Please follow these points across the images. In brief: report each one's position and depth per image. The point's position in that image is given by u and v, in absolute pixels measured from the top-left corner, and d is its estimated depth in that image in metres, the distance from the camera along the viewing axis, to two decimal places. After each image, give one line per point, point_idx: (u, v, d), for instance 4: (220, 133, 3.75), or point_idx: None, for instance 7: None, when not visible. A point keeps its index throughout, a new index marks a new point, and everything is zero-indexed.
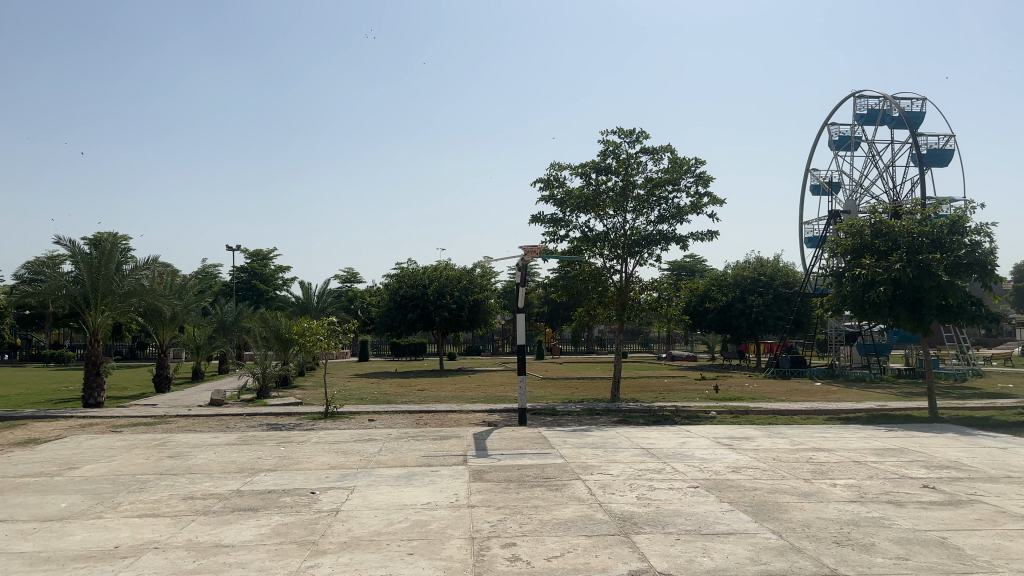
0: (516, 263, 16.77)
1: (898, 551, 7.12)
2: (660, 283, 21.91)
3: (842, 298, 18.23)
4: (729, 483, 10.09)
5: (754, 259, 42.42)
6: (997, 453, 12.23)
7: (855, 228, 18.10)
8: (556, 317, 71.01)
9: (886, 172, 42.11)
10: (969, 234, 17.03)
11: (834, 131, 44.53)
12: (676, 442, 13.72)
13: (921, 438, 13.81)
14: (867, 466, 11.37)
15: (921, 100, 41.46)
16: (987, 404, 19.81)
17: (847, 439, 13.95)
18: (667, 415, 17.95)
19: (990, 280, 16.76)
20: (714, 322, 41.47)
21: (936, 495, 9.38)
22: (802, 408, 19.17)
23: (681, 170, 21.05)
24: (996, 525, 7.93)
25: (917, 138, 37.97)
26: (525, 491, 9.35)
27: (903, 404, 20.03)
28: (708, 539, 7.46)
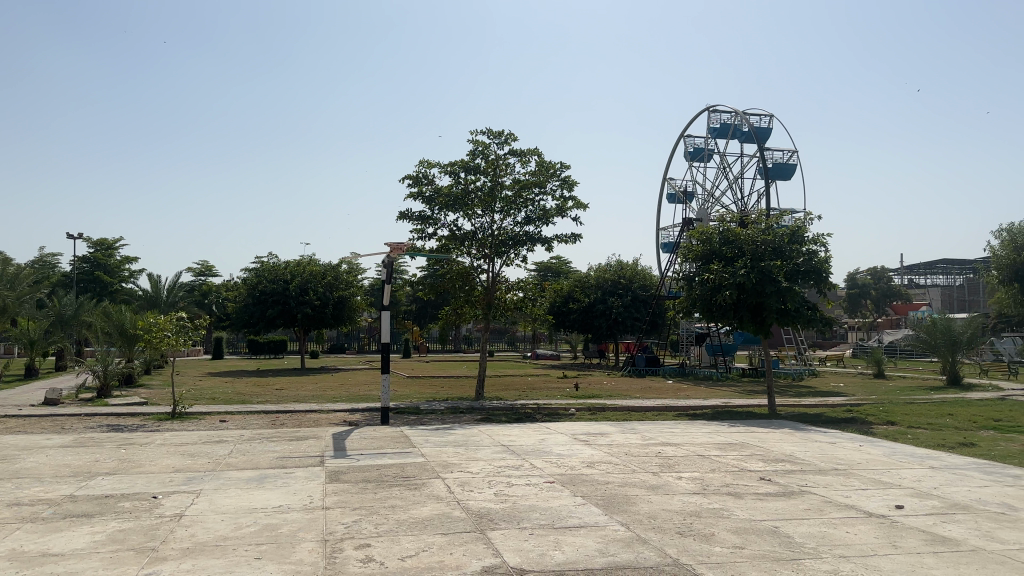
0: (382, 260, 16.52)
1: (734, 540, 7.60)
2: (526, 283, 22.28)
3: (692, 300, 19.19)
4: (583, 478, 10.40)
5: (615, 262, 43.97)
6: (826, 447, 13.30)
7: (705, 235, 19.18)
8: (423, 315, 70.83)
9: (735, 184, 44.84)
10: (806, 244, 18.44)
11: (689, 142, 46.93)
12: (535, 439, 14.02)
13: (760, 433, 14.78)
14: (710, 460, 12.07)
15: (767, 117, 44.51)
16: (818, 402, 21.46)
17: (693, 434, 14.74)
18: (528, 413, 18.30)
19: (824, 287, 18.21)
20: (576, 323, 42.72)
21: (772, 487, 10.10)
22: (654, 405, 20.08)
23: (548, 174, 21.51)
24: (822, 514, 8.64)
25: (764, 152, 40.58)
26: (382, 491, 9.28)
27: (744, 401, 21.44)
28: (561, 532, 7.69)
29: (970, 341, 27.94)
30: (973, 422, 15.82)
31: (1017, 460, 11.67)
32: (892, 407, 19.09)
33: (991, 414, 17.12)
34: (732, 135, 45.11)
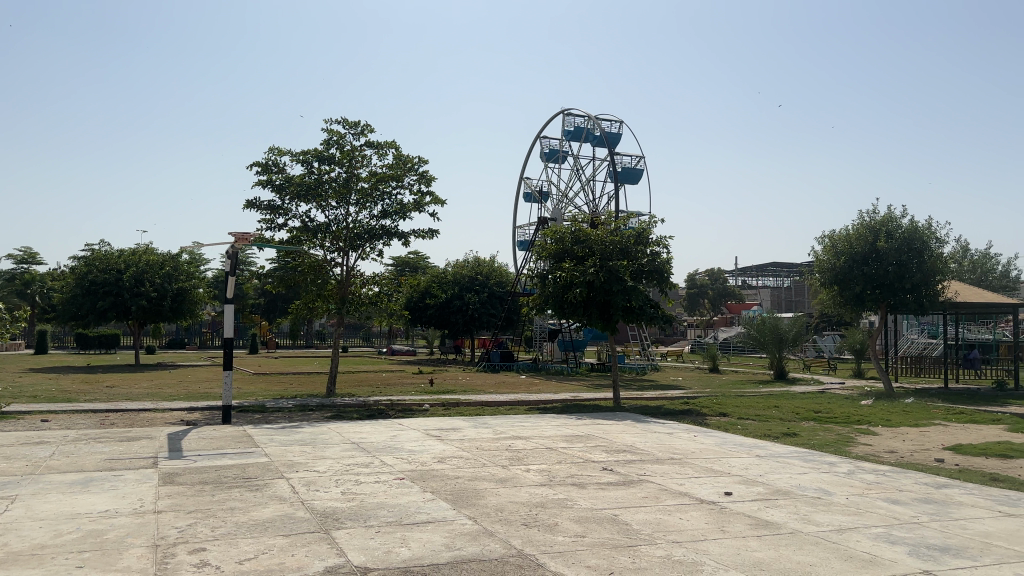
0: (226, 250, 15.76)
1: (577, 529, 7.87)
2: (382, 278, 21.98)
3: (544, 297, 19.66)
4: (433, 474, 10.42)
5: (471, 258, 44.29)
6: (665, 438, 14.04)
7: (558, 234, 19.70)
8: (272, 309, 68.30)
9: (587, 186, 46.29)
10: (651, 245, 19.34)
11: (545, 143, 48.00)
12: (386, 435, 13.88)
13: (605, 426, 15.38)
14: (557, 452, 12.43)
15: (618, 123, 46.31)
16: (659, 396, 22.58)
17: (543, 427, 15.12)
18: (380, 409, 18.08)
19: (666, 287, 19.17)
20: (432, 318, 42.67)
21: (613, 477, 10.54)
22: (506, 399, 20.43)
23: (405, 167, 21.31)
24: (658, 502, 9.11)
25: (615, 156, 42.17)
26: (221, 493, 8.88)
27: (592, 395, 22.23)
28: (407, 528, 7.67)
29: (795, 339, 30.30)
30: (796, 413, 17.19)
31: (832, 448, 12.80)
32: (725, 400, 20.43)
33: (810, 405, 18.68)
34: (585, 138, 46.54)
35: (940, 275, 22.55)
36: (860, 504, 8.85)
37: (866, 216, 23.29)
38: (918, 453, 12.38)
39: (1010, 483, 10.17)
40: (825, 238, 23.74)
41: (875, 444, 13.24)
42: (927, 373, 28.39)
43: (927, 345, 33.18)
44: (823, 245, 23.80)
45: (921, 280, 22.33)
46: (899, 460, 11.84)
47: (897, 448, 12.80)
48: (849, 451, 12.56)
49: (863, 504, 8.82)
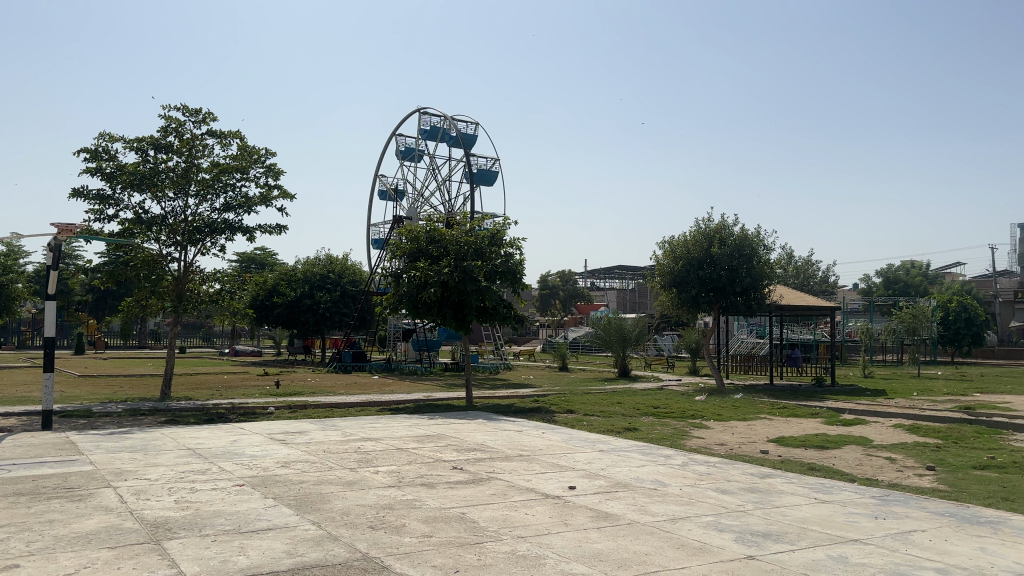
0: (48, 242, 14.51)
1: (424, 529, 7.88)
2: (224, 274, 20.99)
3: (398, 297, 19.49)
4: (276, 479, 10.08)
5: (323, 256, 43.20)
6: (514, 435, 14.30)
7: (413, 233, 19.63)
8: (102, 307, 63.52)
9: (442, 186, 46.35)
10: (505, 246, 19.62)
11: (400, 141, 47.64)
12: (226, 440, 13.27)
13: (456, 425, 15.48)
14: (407, 453, 12.36)
15: (473, 125, 46.72)
16: (510, 394, 22.98)
17: (393, 428, 14.98)
18: (221, 413, 17.26)
19: (519, 288, 19.50)
20: (281, 318, 41.22)
21: (462, 475, 10.62)
22: (357, 400, 20.07)
23: (250, 159, 20.48)
24: (505, 498, 9.28)
25: (471, 157, 42.51)
26: (37, 505, 8.18)
27: (444, 395, 22.29)
28: (247, 536, 7.38)
29: (638, 338, 31.74)
30: (637, 409, 18.03)
31: (669, 441, 13.53)
32: (573, 397, 21.12)
33: (651, 401, 19.66)
34: (441, 138, 46.57)
35: (766, 280, 24.35)
36: (693, 494, 9.41)
37: (702, 223, 24.74)
38: (746, 445, 13.33)
39: (824, 471, 11.15)
40: (665, 242, 25.02)
41: (708, 437, 14.12)
42: (754, 371, 30.60)
43: (755, 344, 35.75)
44: (663, 250, 25.07)
45: (750, 284, 24.02)
46: (729, 452, 12.70)
47: (728, 441, 13.71)
48: (685, 444, 13.32)
49: (695, 494, 9.39)
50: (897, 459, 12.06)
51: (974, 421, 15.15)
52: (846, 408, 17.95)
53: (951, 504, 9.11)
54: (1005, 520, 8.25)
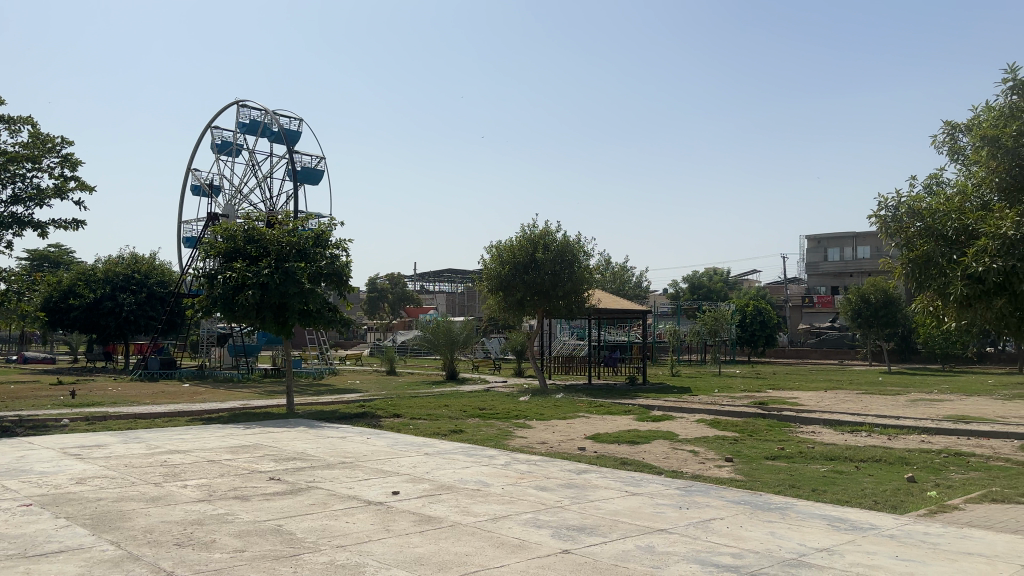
0: None
1: (236, 544, 7.54)
2: (11, 274, 18.98)
3: (213, 299, 18.53)
4: (69, 497, 9.24)
5: (127, 255, 40.15)
6: (336, 442, 14.01)
7: (230, 232, 18.73)
8: None
9: (262, 183, 44.57)
10: (329, 248, 19.16)
11: (217, 134, 45.28)
12: (10, 457, 12.00)
13: (275, 433, 14.92)
14: (220, 465, 11.76)
15: (296, 120, 45.34)
16: (333, 399, 22.47)
17: (205, 438, 14.20)
18: (4, 427, 15.57)
19: (344, 290, 19.13)
20: (77, 321, 37.79)
21: (280, 486, 10.27)
22: (165, 410, 18.82)
23: (43, 147, 18.68)
24: (325, 507, 9.08)
25: (293, 154, 41.18)
26: None
27: (262, 402, 21.42)
28: (33, 561, 6.73)
29: (465, 341, 32.08)
30: (463, 411, 18.25)
31: (493, 442, 13.80)
32: (398, 401, 21.02)
33: (476, 404, 19.93)
34: (262, 133, 44.79)
35: (586, 285, 25.45)
36: (514, 493, 9.67)
37: (527, 228, 25.43)
38: (565, 443, 13.86)
39: (636, 465, 11.84)
40: (492, 246, 25.47)
41: (530, 436, 14.55)
42: (575, 371, 31.91)
43: (576, 346, 37.29)
44: (490, 254, 25.51)
45: (571, 288, 25.01)
46: (549, 450, 13.16)
47: (549, 439, 14.21)
48: (507, 444, 13.63)
49: (516, 493, 9.65)
50: (701, 452, 13.03)
51: (766, 415, 16.67)
52: (657, 405, 19.16)
53: (745, 492, 9.97)
54: (790, 505, 9.16)
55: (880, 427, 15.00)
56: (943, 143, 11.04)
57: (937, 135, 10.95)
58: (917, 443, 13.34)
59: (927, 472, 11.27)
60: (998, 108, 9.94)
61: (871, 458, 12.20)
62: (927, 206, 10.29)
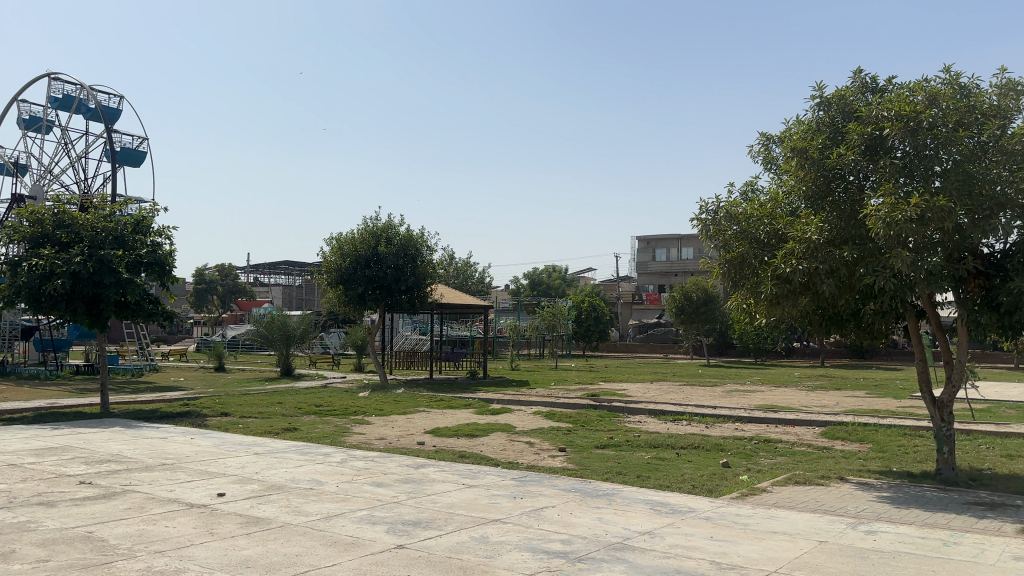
0: None
1: (39, 554, 6.89)
2: None
3: (15, 288, 16.82)
4: None
5: None
6: (157, 443, 13.14)
7: (36, 216, 17.06)
8: None
9: (77, 164, 41.07)
10: (151, 236, 17.92)
11: (23, 107, 41.17)
12: None
13: (87, 435, 13.77)
14: (21, 469, 10.70)
15: (116, 98, 42.10)
16: (154, 398, 21.06)
17: (3, 441, 12.86)
18: None
19: (167, 281, 17.95)
20: None
21: (92, 490, 9.50)
22: None
23: None
24: (143, 512, 8.50)
25: (113, 133, 38.17)
26: None
27: (73, 401, 19.69)
28: None
29: (302, 336, 31.10)
30: (298, 408, 17.68)
31: (329, 439, 13.45)
32: (227, 399, 20.03)
33: (312, 400, 19.36)
34: (76, 110, 41.24)
35: (429, 280, 25.38)
36: (348, 490, 9.48)
37: (370, 221, 25.01)
38: (403, 438, 13.77)
39: (473, 458, 11.97)
40: (333, 239, 24.85)
41: (368, 432, 14.32)
42: (416, 366, 31.78)
43: (418, 341, 37.16)
44: (331, 246, 24.89)
45: (413, 283, 24.87)
46: (387, 446, 13.02)
47: (386, 435, 14.06)
48: (343, 441, 13.35)
49: (351, 490, 9.46)
50: (536, 443, 13.37)
51: (598, 406, 17.38)
52: (495, 398, 19.47)
53: (577, 480, 10.34)
54: (618, 492, 9.59)
55: (700, 416, 16.05)
56: (758, 153, 11.88)
57: (754, 145, 11.77)
58: (731, 431, 14.40)
59: (740, 457, 12.18)
60: (806, 122, 10.83)
61: (691, 445, 13.01)
62: (743, 211, 11.08)
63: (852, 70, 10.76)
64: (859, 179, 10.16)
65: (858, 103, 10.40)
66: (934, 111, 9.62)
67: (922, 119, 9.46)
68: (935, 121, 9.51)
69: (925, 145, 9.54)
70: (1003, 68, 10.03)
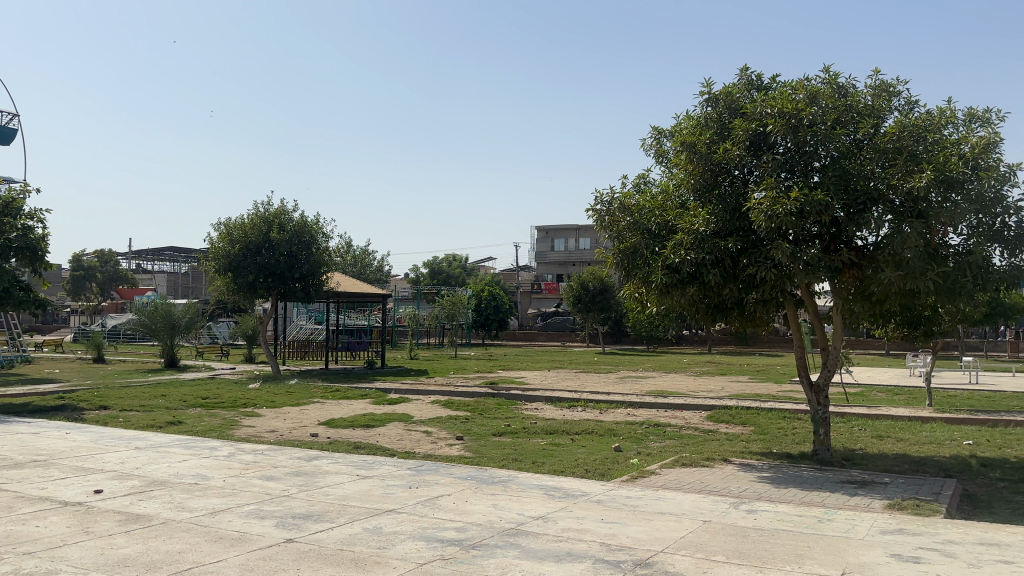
0: None
1: None
2: None
3: None
4: None
5: None
6: (28, 438, 12.36)
7: None
8: None
9: None
10: (22, 218, 16.79)
11: None
12: None
13: None
14: None
15: None
16: (25, 391, 19.78)
17: None
18: None
19: (40, 267, 16.85)
20: None
21: None
22: None
23: None
24: (10, 511, 7.98)
25: None
26: None
27: None
28: None
29: (188, 325, 29.90)
30: (184, 400, 16.99)
31: (216, 432, 12.99)
32: (106, 392, 19.04)
33: (199, 392, 18.66)
34: None
35: (324, 268, 24.87)
36: (236, 484, 9.19)
37: (261, 207, 24.24)
38: (296, 430, 13.46)
39: (368, 448, 11.83)
40: (221, 224, 23.94)
41: (258, 425, 13.93)
42: (311, 356, 31.12)
43: (313, 330, 36.35)
44: (219, 232, 23.98)
45: (308, 271, 24.31)
46: (278, 438, 12.71)
47: (278, 427, 13.71)
48: (232, 434, 12.94)
49: (239, 485, 9.18)
50: (432, 432, 13.35)
51: (495, 394, 17.51)
52: (391, 388, 19.30)
53: (473, 468, 10.39)
54: (513, 478, 9.70)
55: (594, 402, 16.43)
56: (650, 146, 12.20)
57: (646, 139, 12.07)
58: (624, 416, 14.80)
59: (631, 442, 12.54)
60: (695, 118, 11.18)
61: (585, 431, 13.30)
62: (635, 203, 11.37)
63: (739, 68, 11.17)
64: (744, 173, 10.59)
65: (744, 100, 10.82)
66: (814, 109, 10.13)
67: (803, 117, 9.94)
68: (814, 119, 10.02)
69: (805, 142, 10.04)
70: (878, 70, 10.62)
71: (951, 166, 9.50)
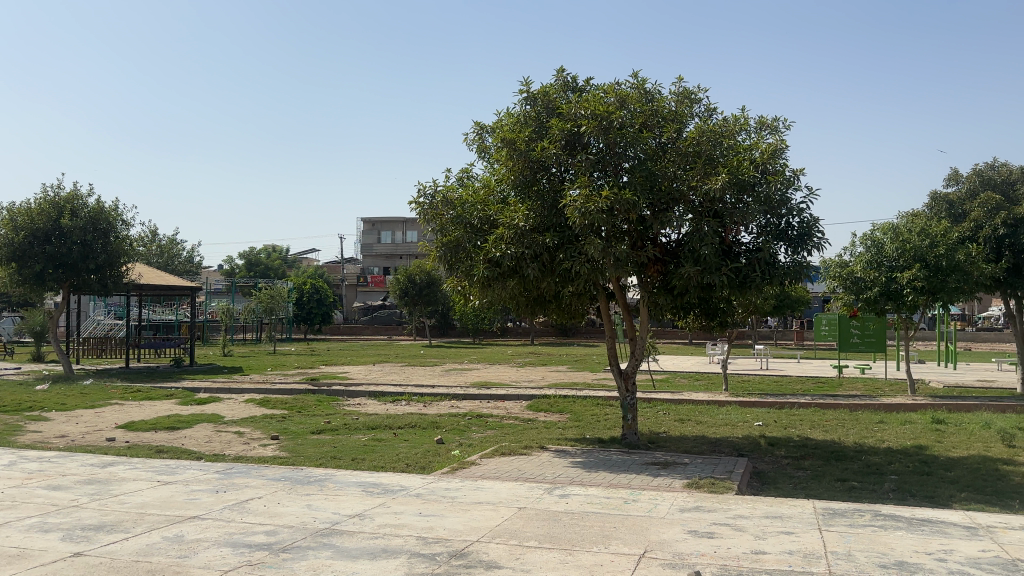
0: None
1: None
2: None
3: None
4: None
5: None
6: None
7: None
8: None
9: None
10: None
11: None
12: None
13: None
14: None
15: None
16: None
17: None
18: None
19: None
20: None
21: None
22: None
23: None
24: None
25: None
26: None
27: None
28: None
29: None
30: None
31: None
32: None
33: None
34: None
35: (124, 258, 23.02)
36: (16, 496, 8.32)
37: (50, 190, 22.08)
38: (90, 434, 12.39)
39: (172, 452, 11.11)
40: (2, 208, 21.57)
41: (46, 430, 12.69)
42: (109, 355, 28.77)
43: (112, 326, 33.64)
44: None
45: (105, 261, 22.38)
46: (70, 444, 11.65)
47: (69, 432, 12.54)
48: (13, 441, 11.70)
49: (19, 496, 8.32)
50: (245, 432, 12.77)
51: (316, 390, 17.03)
52: (201, 387, 18.26)
53: (288, 468, 10.05)
54: (329, 477, 9.48)
55: (417, 395, 16.41)
56: (473, 141, 12.33)
57: (468, 134, 12.18)
58: (446, 409, 14.90)
59: (452, 433, 12.64)
60: (515, 115, 11.42)
61: (407, 425, 13.25)
62: (458, 196, 11.45)
63: (556, 69, 11.54)
64: (560, 172, 10.97)
65: (560, 101, 11.19)
66: (623, 112, 10.65)
67: (613, 119, 10.42)
68: (623, 122, 10.53)
69: (615, 143, 10.54)
70: (681, 79, 11.33)
71: (743, 170, 10.32)
